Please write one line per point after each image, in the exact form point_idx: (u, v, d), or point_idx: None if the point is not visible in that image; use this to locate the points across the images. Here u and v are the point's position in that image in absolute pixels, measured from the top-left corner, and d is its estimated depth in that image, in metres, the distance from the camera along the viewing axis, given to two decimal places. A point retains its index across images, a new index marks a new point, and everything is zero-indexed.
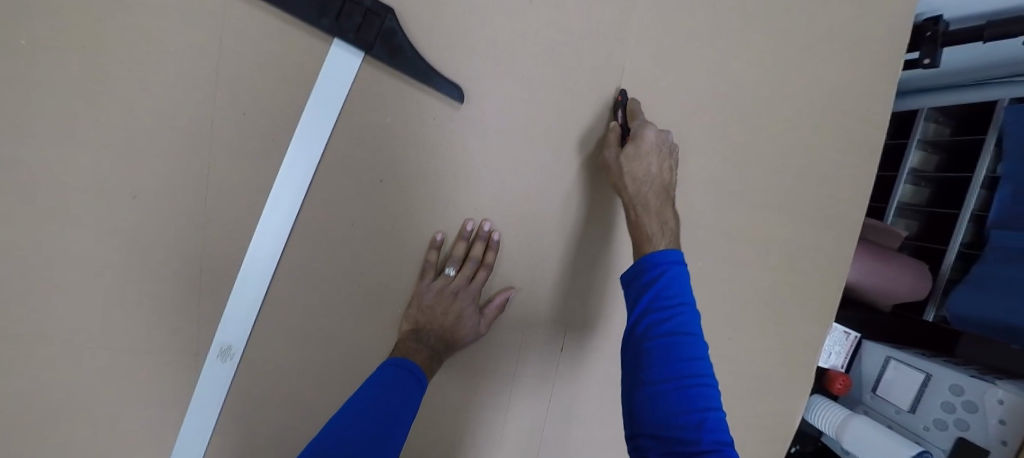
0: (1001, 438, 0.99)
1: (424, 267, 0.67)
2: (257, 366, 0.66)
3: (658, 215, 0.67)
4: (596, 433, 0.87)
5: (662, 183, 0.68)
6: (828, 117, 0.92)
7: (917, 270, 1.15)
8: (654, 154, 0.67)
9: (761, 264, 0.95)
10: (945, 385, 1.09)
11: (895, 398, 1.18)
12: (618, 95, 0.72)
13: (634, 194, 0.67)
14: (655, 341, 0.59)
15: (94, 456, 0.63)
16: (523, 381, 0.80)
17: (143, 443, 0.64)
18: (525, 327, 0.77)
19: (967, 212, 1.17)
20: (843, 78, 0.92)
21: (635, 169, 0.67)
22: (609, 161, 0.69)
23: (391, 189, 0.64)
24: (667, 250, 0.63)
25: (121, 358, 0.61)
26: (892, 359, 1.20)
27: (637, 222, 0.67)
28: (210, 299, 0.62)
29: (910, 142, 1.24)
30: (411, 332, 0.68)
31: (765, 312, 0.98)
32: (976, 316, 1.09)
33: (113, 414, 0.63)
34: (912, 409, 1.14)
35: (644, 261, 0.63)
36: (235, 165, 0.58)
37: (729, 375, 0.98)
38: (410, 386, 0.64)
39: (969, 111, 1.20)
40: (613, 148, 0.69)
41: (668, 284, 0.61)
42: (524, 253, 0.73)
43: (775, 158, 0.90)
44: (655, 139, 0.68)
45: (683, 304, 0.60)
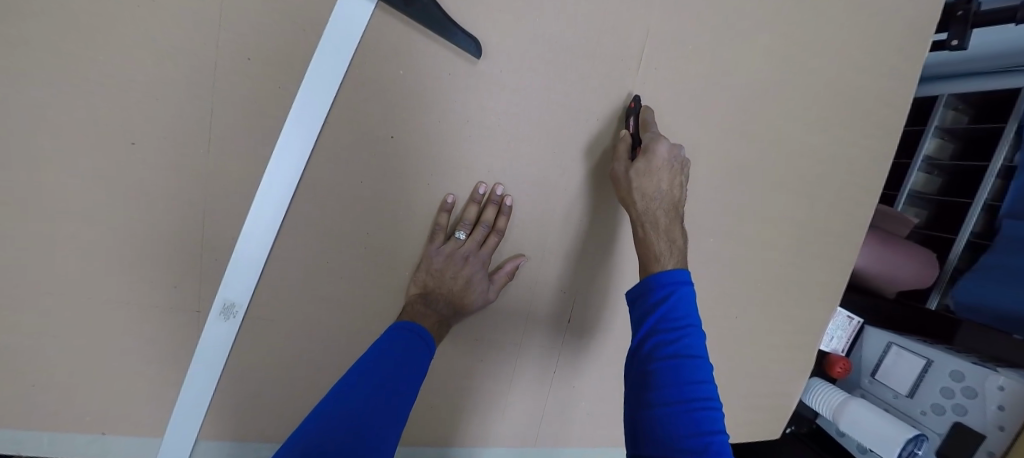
0: (998, 423, 0.99)
1: (434, 230, 0.65)
2: (260, 325, 0.65)
3: (667, 234, 0.65)
4: (599, 405, 0.87)
5: (672, 200, 0.66)
6: (854, 95, 0.89)
7: (926, 257, 1.13)
8: (666, 171, 0.65)
9: (772, 247, 0.93)
10: (945, 371, 1.09)
11: (894, 383, 1.18)
12: (630, 102, 0.69)
13: (643, 211, 0.65)
14: (661, 362, 0.56)
15: (97, 405, 0.63)
16: (529, 351, 0.79)
17: (146, 393, 0.64)
18: (533, 296, 0.76)
19: (979, 203, 1.13)
20: (873, 56, 0.88)
21: (645, 185, 0.64)
22: (619, 174, 0.67)
23: (402, 147, 0.62)
24: (675, 270, 0.61)
25: (123, 309, 0.60)
26: (894, 345, 1.19)
27: (645, 241, 0.65)
28: (212, 256, 0.61)
29: (927, 128, 1.21)
30: (420, 296, 0.67)
31: (774, 293, 0.97)
32: (980, 303, 1.09)
33: (116, 365, 0.62)
34: (910, 394, 1.14)
35: (651, 281, 0.61)
36: (240, 114, 0.56)
37: (734, 353, 0.97)
38: (415, 347, 0.63)
39: (990, 99, 1.14)
40: (623, 161, 0.67)
41: (675, 305, 0.59)
42: (535, 220, 0.71)
43: (795, 137, 0.87)
44: (667, 154, 0.65)
45: (690, 328, 0.58)
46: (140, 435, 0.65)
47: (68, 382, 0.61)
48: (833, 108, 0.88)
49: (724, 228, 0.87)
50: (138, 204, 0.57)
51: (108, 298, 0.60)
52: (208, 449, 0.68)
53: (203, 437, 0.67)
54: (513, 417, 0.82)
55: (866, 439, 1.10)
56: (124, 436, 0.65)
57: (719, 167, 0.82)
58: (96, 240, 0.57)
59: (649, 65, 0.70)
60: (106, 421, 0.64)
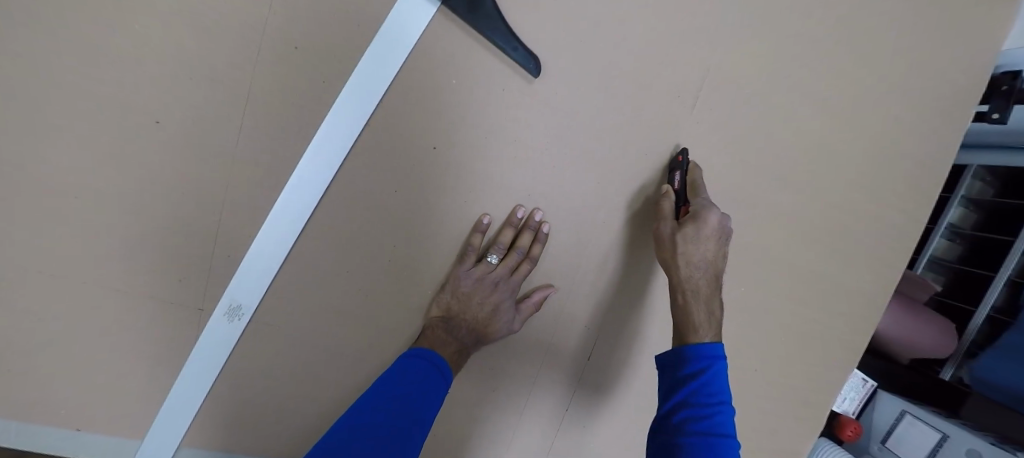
0: None
1: (466, 250, 0.61)
2: (264, 331, 0.60)
3: (707, 304, 0.61)
4: (608, 451, 0.81)
5: (714, 269, 0.62)
6: (909, 157, 0.84)
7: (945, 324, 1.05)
8: (713, 241, 0.61)
9: (806, 305, 0.88)
10: (959, 449, 0.94)
11: (905, 454, 1.04)
12: (680, 155, 0.65)
13: (686, 277, 0.61)
14: (692, 438, 0.50)
15: (77, 396, 0.58)
16: (543, 387, 0.74)
17: (132, 389, 0.59)
18: (555, 329, 0.71)
19: (1003, 276, 1.02)
20: (936, 117, 0.83)
21: (690, 252, 0.61)
22: (664, 235, 0.63)
23: (443, 159, 0.58)
24: (711, 343, 0.57)
25: (120, 297, 0.56)
26: (907, 413, 1.05)
27: (684, 309, 0.60)
28: (224, 252, 0.57)
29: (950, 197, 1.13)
30: (442, 320, 0.63)
31: (802, 352, 0.91)
32: (994, 381, 0.96)
33: (104, 355, 0.57)
34: None
35: (686, 351, 0.56)
36: (278, 107, 0.52)
37: (752, 410, 0.91)
38: (430, 379, 0.58)
39: (1015, 172, 1.05)
40: (668, 221, 0.63)
41: (710, 380, 0.54)
42: (568, 250, 0.67)
43: (844, 192, 0.82)
44: (717, 224, 0.61)
45: (724, 408, 0.52)
46: (119, 435, 0.60)
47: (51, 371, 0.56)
48: (886, 168, 0.84)
49: (758, 280, 0.83)
50: (155, 190, 0.53)
51: (110, 285, 0.55)
52: None
53: (186, 445, 0.62)
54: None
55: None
56: (103, 435, 0.60)
57: (763, 217, 0.78)
58: (105, 223, 0.53)
59: (704, 103, 0.67)
60: (86, 417, 0.59)
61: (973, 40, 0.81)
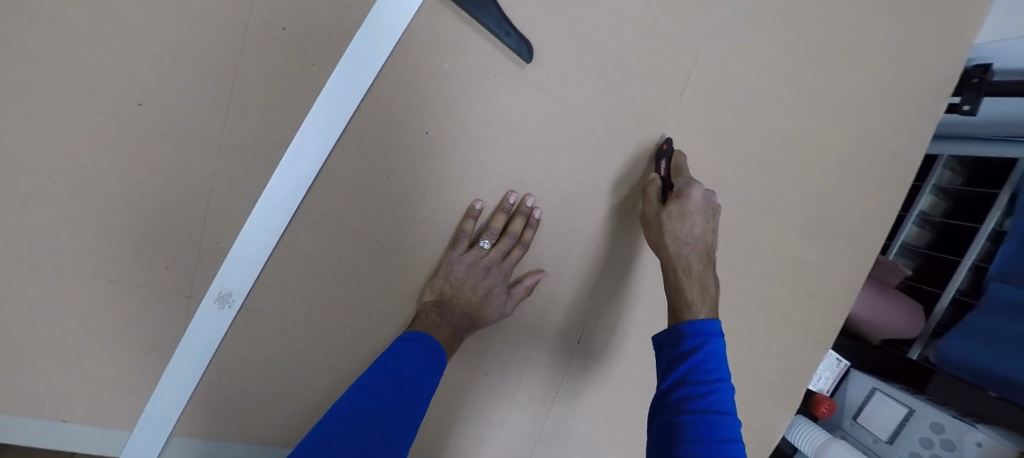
0: None
1: (458, 236, 0.62)
2: (256, 316, 0.60)
3: (700, 280, 0.62)
4: (596, 430, 0.84)
5: (704, 245, 0.64)
6: (890, 146, 0.87)
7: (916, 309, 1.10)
8: (700, 216, 0.63)
9: (787, 290, 0.91)
10: (924, 421, 0.99)
11: (875, 426, 1.08)
12: (662, 143, 0.67)
13: (676, 254, 0.63)
14: (690, 416, 0.51)
15: (65, 382, 0.58)
16: (532, 369, 0.76)
17: (123, 375, 0.59)
18: (546, 313, 0.73)
19: (967, 261, 1.07)
20: (916, 107, 0.86)
21: (677, 229, 0.62)
22: (649, 216, 0.65)
23: (435, 145, 0.58)
24: (707, 319, 0.58)
25: (108, 283, 0.55)
26: (878, 391, 1.10)
27: (677, 287, 0.62)
28: (213, 240, 0.56)
29: (923, 186, 1.18)
30: (435, 304, 0.63)
31: (783, 334, 0.94)
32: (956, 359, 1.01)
33: (93, 341, 0.57)
34: (890, 440, 1.05)
35: (683, 328, 0.58)
36: (266, 90, 0.52)
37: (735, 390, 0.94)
38: (427, 363, 0.58)
39: (984, 163, 1.10)
40: (654, 203, 0.65)
41: (707, 357, 0.55)
42: (559, 236, 0.68)
43: (827, 180, 0.84)
44: (701, 199, 0.63)
45: (721, 385, 0.53)
46: (110, 425, 0.61)
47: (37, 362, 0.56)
48: (868, 156, 0.86)
49: (742, 265, 0.85)
50: (138, 177, 0.52)
51: (95, 274, 0.55)
52: (181, 448, 0.63)
53: (178, 433, 0.62)
54: (506, 437, 0.79)
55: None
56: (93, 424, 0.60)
57: (747, 203, 0.80)
58: (86, 211, 0.52)
59: (694, 92, 0.69)
60: (75, 406, 0.59)
61: (953, 33, 0.83)
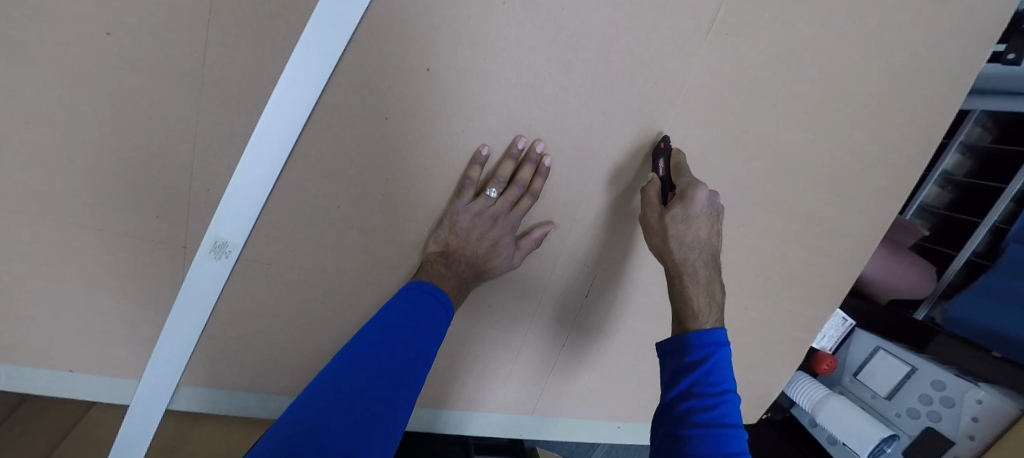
0: (969, 433, 0.90)
1: (464, 184, 0.58)
2: (254, 263, 0.59)
3: (707, 287, 0.61)
4: (599, 382, 0.85)
5: (710, 249, 0.62)
6: (936, 95, 0.79)
7: (923, 267, 1.08)
8: (704, 219, 0.60)
9: (803, 249, 0.87)
10: (925, 380, 0.97)
11: (875, 383, 1.06)
12: (660, 141, 0.64)
13: (681, 260, 0.61)
14: (696, 429, 0.50)
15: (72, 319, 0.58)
16: (538, 323, 0.75)
17: (127, 315, 0.60)
18: (554, 265, 0.71)
19: (988, 223, 1.03)
20: (975, 50, 0.77)
21: (681, 233, 0.60)
22: (651, 222, 0.62)
23: (435, 83, 0.53)
24: (714, 329, 0.57)
25: (99, 225, 0.54)
26: (881, 349, 1.06)
27: (683, 294, 0.60)
28: (204, 186, 0.53)
29: (949, 143, 1.11)
30: (440, 255, 0.61)
31: (794, 292, 0.92)
32: (971, 322, 0.99)
33: (93, 281, 0.57)
34: (889, 396, 1.03)
35: (690, 338, 0.57)
36: (247, 17, 0.47)
37: (740, 346, 0.94)
38: (434, 314, 0.57)
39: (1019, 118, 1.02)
40: (655, 207, 0.62)
41: (714, 368, 0.54)
42: (569, 185, 0.64)
43: (859, 132, 0.79)
44: (706, 200, 0.59)
45: (728, 397, 0.53)
46: (116, 374, 0.63)
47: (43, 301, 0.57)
48: (905, 109, 0.79)
49: (759, 223, 0.81)
50: (121, 116, 0.49)
51: (86, 219, 0.53)
52: (189, 396, 0.65)
53: (185, 382, 0.64)
54: (510, 388, 0.80)
55: (842, 434, 0.99)
56: (99, 373, 0.62)
57: (769, 157, 0.75)
58: (69, 152, 0.50)
59: (722, 28, 0.62)
60: (82, 346, 0.60)
61: None
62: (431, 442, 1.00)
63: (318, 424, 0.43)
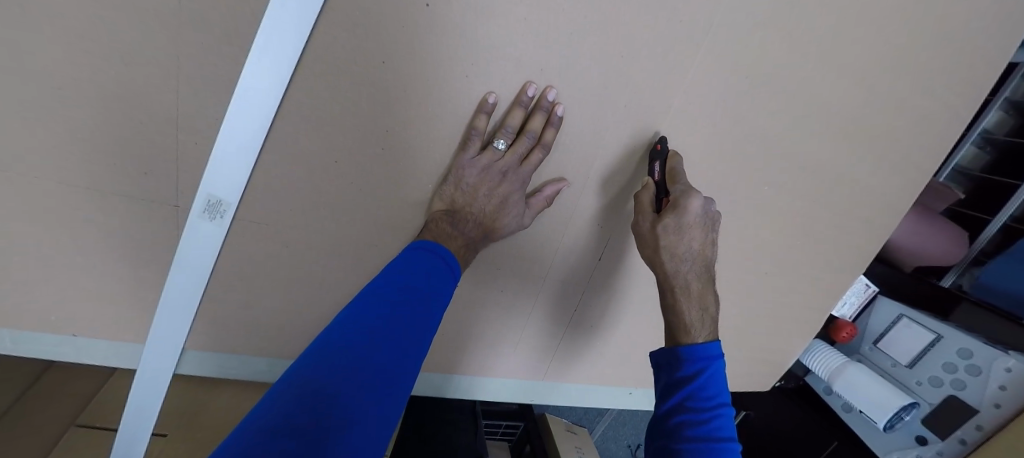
0: (995, 401, 0.82)
1: (469, 135, 0.54)
2: (252, 223, 0.57)
3: (699, 300, 0.60)
4: (613, 348, 0.83)
5: (703, 260, 0.62)
6: (998, 37, 0.70)
7: (956, 234, 1.02)
8: (698, 229, 0.60)
9: (832, 214, 0.82)
10: (952, 348, 0.90)
11: (897, 350, 0.99)
12: (656, 143, 0.61)
13: (672, 272, 0.60)
14: (690, 444, 0.50)
15: (68, 281, 0.57)
16: (550, 286, 0.72)
17: (124, 278, 0.58)
18: (564, 227, 0.67)
19: None
20: None
21: (673, 244, 0.60)
22: (643, 231, 0.61)
23: (435, 22, 0.48)
24: (708, 342, 0.56)
25: (85, 184, 0.51)
26: (905, 317, 0.99)
27: (675, 307, 0.60)
28: (190, 140, 0.50)
29: (993, 99, 1.02)
30: (445, 213, 0.58)
31: (821, 259, 0.87)
32: (1001, 289, 0.94)
33: (85, 243, 0.55)
34: (911, 364, 0.96)
35: (682, 352, 0.56)
36: None
37: (758, 312, 0.91)
38: (441, 274, 0.54)
39: None
40: (649, 214, 0.61)
41: (707, 382, 0.54)
42: (583, 139, 0.59)
43: (907, 81, 0.71)
44: (700, 209, 0.59)
45: (722, 411, 0.52)
46: (118, 339, 0.62)
47: (37, 263, 0.55)
48: (963, 55, 0.71)
49: (787, 184, 0.75)
50: (93, 63, 0.45)
51: (71, 177, 0.51)
52: (196, 361, 0.65)
53: (190, 347, 0.64)
54: (521, 352, 0.79)
55: (859, 402, 0.95)
56: (101, 337, 0.61)
57: (803, 110, 0.68)
58: (45, 104, 0.46)
59: None
60: (83, 309, 0.59)
61: None
62: (433, 409, 0.99)
63: (304, 390, 0.40)
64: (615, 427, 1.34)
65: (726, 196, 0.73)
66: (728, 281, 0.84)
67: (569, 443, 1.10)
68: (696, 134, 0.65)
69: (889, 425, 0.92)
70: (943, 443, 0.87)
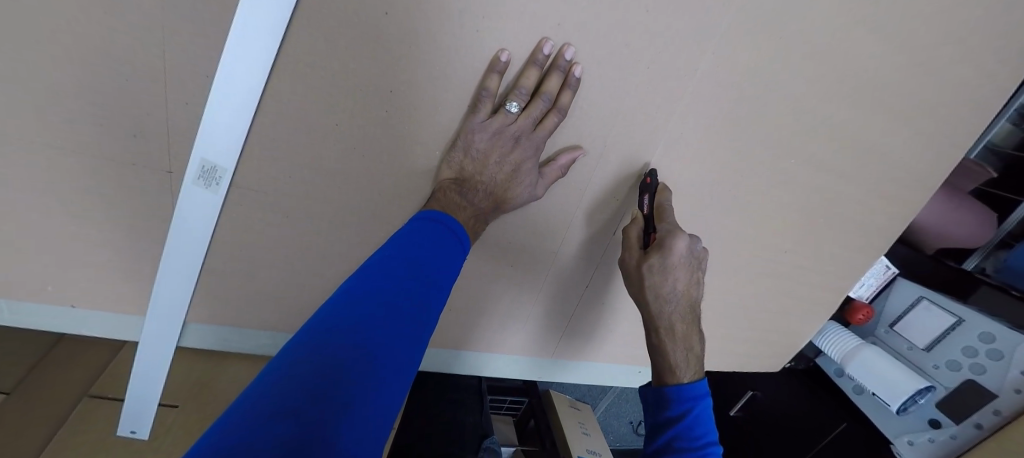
0: (1017, 387, 0.78)
1: (480, 96, 0.50)
2: (249, 192, 0.54)
3: (684, 342, 0.61)
4: (622, 326, 0.80)
5: (688, 299, 0.63)
6: None
7: (985, 212, 0.96)
8: (683, 270, 0.61)
9: (861, 192, 0.77)
10: (971, 332, 0.86)
11: (914, 333, 0.94)
12: (645, 176, 0.61)
13: (658, 313, 0.61)
14: None
15: (64, 249, 0.55)
16: (562, 261, 0.70)
17: (121, 247, 0.56)
18: (578, 200, 0.63)
19: None
20: None
21: (659, 284, 0.60)
22: (630, 268, 0.63)
23: None
24: (694, 382, 0.58)
25: (70, 147, 0.48)
26: (925, 299, 0.94)
27: (660, 348, 0.61)
28: (181, 100, 0.47)
29: None
30: (454, 182, 0.55)
31: (846, 241, 0.83)
32: None
33: (77, 209, 0.53)
34: (928, 347, 0.92)
35: (669, 393, 0.58)
36: None
37: (776, 293, 0.88)
38: (448, 246, 0.52)
39: None
40: (636, 251, 0.62)
41: (694, 422, 0.56)
42: (602, 105, 0.56)
43: (963, 48, 0.64)
44: (685, 250, 0.60)
45: (710, 451, 0.54)
46: (120, 311, 0.61)
47: (30, 228, 0.53)
48: None
49: (817, 159, 0.70)
50: (69, 12, 0.41)
51: (57, 139, 0.48)
52: (197, 334, 0.65)
53: (193, 320, 0.63)
54: (530, 328, 0.77)
55: (871, 384, 0.91)
56: (102, 306, 0.61)
57: (842, 77, 0.63)
58: (19, 57, 0.43)
59: None
60: (81, 276, 0.58)
61: None
62: (440, 382, 0.98)
63: (282, 372, 0.37)
64: (619, 404, 1.32)
65: (749, 171, 0.68)
66: (744, 260, 0.81)
67: (575, 423, 1.09)
68: (721, 102, 0.60)
69: (902, 408, 0.88)
70: (958, 427, 0.84)
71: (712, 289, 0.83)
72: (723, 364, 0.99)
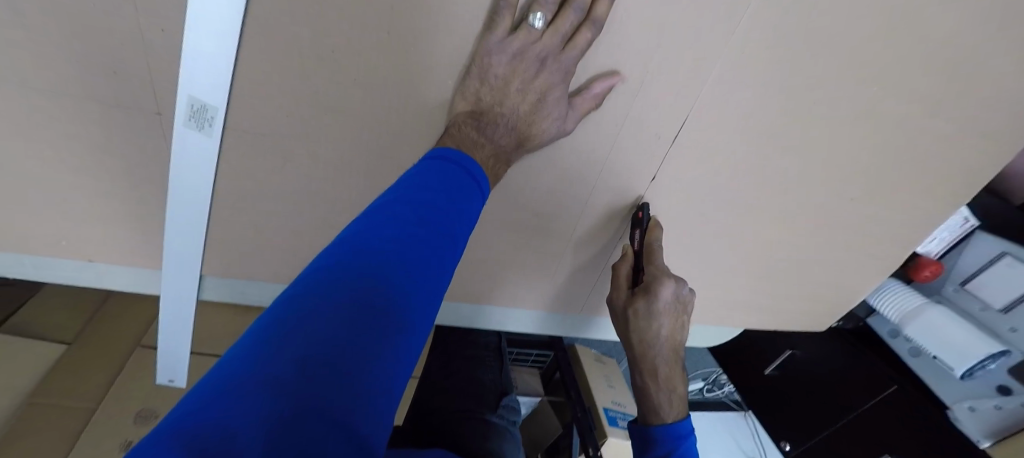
0: None
1: (498, 9, 0.42)
2: (247, 136, 0.49)
3: (666, 385, 0.64)
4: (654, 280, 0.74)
5: (672, 343, 0.64)
6: None
7: None
8: (668, 316, 0.61)
9: (968, 134, 0.63)
10: None
11: (990, 291, 0.81)
12: (638, 209, 0.62)
13: (641, 355, 0.64)
14: None
15: (71, 199, 0.53)
16: (591, 210, 0.63)
17: (125, 194, 0.53)
18: (613, 139, 0.55)
19: None
20: None
21: (643, 327, 0.62)
22: (617, 306, 0.64)
23: None
24: (678, 422, 0.63)
25: (47, 87, 0.44)
26: (1007, 255, 0.77)
27: (644, 390, 0.65)
28: (156, 26, 0.41)
29: None
30: (470, 117, 0.48)
31: (935, 191, 0.71)
32: None
33: (73, 157, 0.49)
34: (1006, 308, 0.78)
35: (656, 432, 0.63)
36: None
37: (838, 248, 0.78)
38: (465, 191, 0.46)
39: None
40: (623, 292, 0.63)
41: None
42: (648, 21, 0.46)
43: None
44: (671, 296, 0.60)
45: None
46: (133, 263, 0.60)
47: (31, 178, 0.51)
48: None
49: (917, 90, 0.57)
50: None
51: (34, 78, 0.43)
52: (216, 285, 0.64)
53: (209, 272, 0.62)
54: (557, 281, 0.72)
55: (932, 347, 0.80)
56: (115, 259, 0.59)
57: None
58: None
59: None
60: (92, 226, 0.56)
61: None
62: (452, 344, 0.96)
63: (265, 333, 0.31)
64: None
65: (824, 105, 0.57)
66: (802, 210, 0.71)
67: (600, 375, 1.07)
68: (805, 12, 0.47)
69: (969, 373, 0.76)
70: None
71: (761, 241, 0.75)
72: (764, 318, 0.93)
